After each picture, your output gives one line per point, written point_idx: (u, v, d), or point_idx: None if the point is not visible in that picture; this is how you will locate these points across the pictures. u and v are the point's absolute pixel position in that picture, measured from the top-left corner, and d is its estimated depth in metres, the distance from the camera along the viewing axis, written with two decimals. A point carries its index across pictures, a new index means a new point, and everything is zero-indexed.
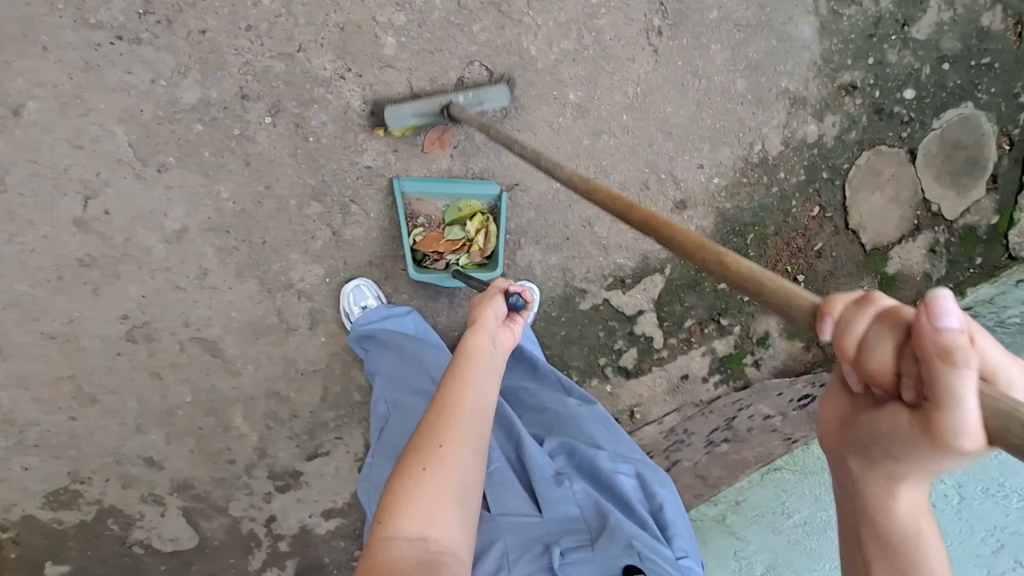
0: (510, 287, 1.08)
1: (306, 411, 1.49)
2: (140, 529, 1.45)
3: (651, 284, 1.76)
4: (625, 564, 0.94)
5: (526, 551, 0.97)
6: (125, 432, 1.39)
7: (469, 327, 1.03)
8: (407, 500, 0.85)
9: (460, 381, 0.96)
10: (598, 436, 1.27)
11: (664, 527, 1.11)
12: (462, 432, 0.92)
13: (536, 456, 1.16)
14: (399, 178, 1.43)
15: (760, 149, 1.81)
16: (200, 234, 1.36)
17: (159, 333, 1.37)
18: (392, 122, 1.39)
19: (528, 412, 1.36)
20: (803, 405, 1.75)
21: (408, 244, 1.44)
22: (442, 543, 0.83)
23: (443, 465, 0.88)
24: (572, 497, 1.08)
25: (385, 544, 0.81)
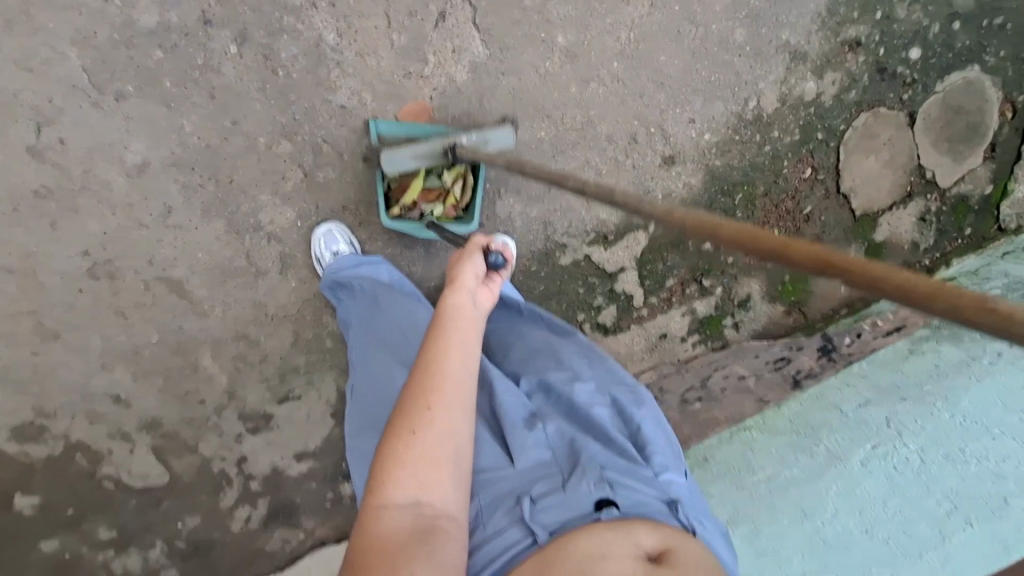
0: (490, 243, 1.04)
1: (277, 355, 1.49)
2: (109, 464, 1.46)
3: (634, 242, 1.74)
4: (596, 500, 0.91)
5: (499, 506, 0.96)
6: (90, 369, 1.38)
7: (447, 287, 0.99)
8: (396, 466, 0.81)
9: (442, 341, 0.92)
10: (574, 365, 1.23)
11: (643, 448, 1.07)
12: (450, 396, 0.88)
13: (506, 401, 1.14)
14: (375, 120, 1.38)
15: (756, 106, 1.74)
16: (163, 169, 1.30)
17: (122, 271, 1.33)
18: (389, 166, 1.35)
19: (519, 347, 1.30)
20: (778, 367, 1.77)
21: (381, 189, 1.41)
22: (438, 508, 0.81)
23: (432, 427, 0.84)
24: (544, 440, 1.07)
25: (378, 515, 0.78)
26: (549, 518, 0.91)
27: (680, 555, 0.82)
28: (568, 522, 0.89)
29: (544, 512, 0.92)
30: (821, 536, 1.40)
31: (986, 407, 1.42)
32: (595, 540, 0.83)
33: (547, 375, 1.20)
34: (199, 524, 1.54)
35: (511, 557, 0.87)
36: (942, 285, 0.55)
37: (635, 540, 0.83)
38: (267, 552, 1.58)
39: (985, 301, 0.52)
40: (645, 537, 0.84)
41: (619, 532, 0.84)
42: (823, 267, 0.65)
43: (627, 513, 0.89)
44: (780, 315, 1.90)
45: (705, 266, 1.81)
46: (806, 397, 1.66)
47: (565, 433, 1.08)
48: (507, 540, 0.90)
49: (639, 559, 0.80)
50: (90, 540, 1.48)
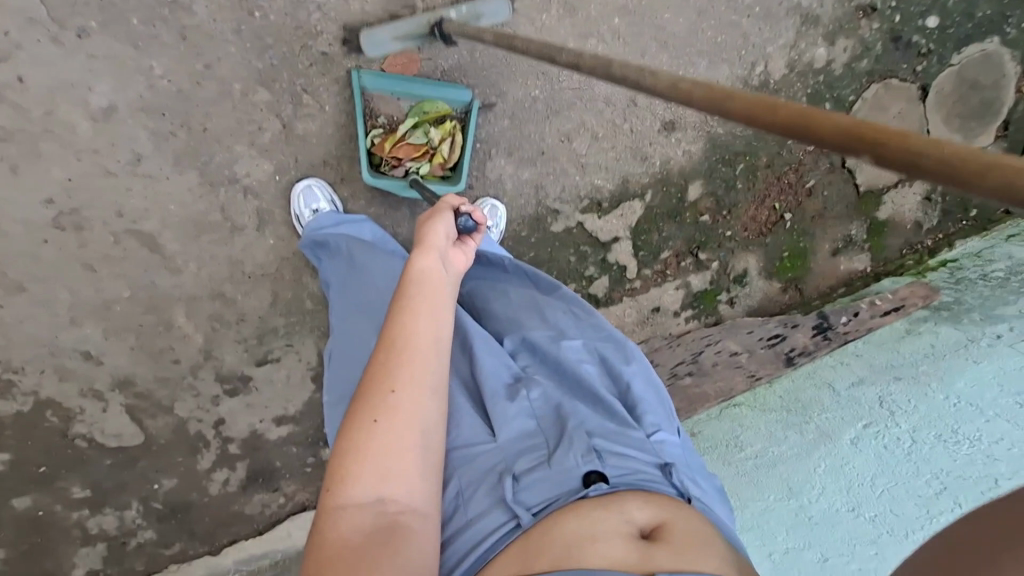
0: (459, 205, 0.99)
1: (255, 315, 1.44)
2: (81, 423, 1.42)
3: (629, 210, 1.67)
4: (584, 474, 0.88)
5: (480, 485, 0.90)
6: (58, 324, 1.33)
7: (416, 248, 0.93)
8: (356, 459, 0.76)
9: (406, 313, 0.86)
10: (558, 322, 1.19)
11: (634, 407, 1.06)
12: (416, 376, 0.82)
13: (487, 366, 1.08)
14: (358, 71, 1.30)
15: (763, 71, 1.66)
16: (131, 114, 1.23)
17: (90, 221, 1.27)
18: (370, 47, 1.30)
19: (502, 300, 1.24)
20: (772, 343, 1.71)
21: (363, 144, 1.33)
22: (403, 503, 0.75)
23: (397, 413, 0.79)
24: (528, 409, 1.01)
25: (336, 515, 0.73)
26: (534, 497, 0.86)
27: (673, 531, 0.80)
28: (554, 501, 0.85)
29: (527, 491, 0.87)
30: (807, 513, 1.36)
31: (982, 388, 1.37)
32: (583, 520, 0.80)
33: (531, 334, 1.16)
34: (176, 485, 1.51)
35: (494, 542, 0.83)
36: (999, 158, 0.43)
37: (625, 516, 0.81)
38: (245, 516, 1.56)
39: None
40: (637, 514, 0.82)
41: (608, 511, 0.82)
42: (848, 143, 0.52)
43: (618, 487, 0.86)
44: (776, 293, 1.85)
45: (701, 238, 1.75)
46: (798, 374, 1.66)
47: (550, 399, 1.03)
48: (490, 523, 0.85)
49: (631, 536, 0.78)
50: (63, 498, 1.45)
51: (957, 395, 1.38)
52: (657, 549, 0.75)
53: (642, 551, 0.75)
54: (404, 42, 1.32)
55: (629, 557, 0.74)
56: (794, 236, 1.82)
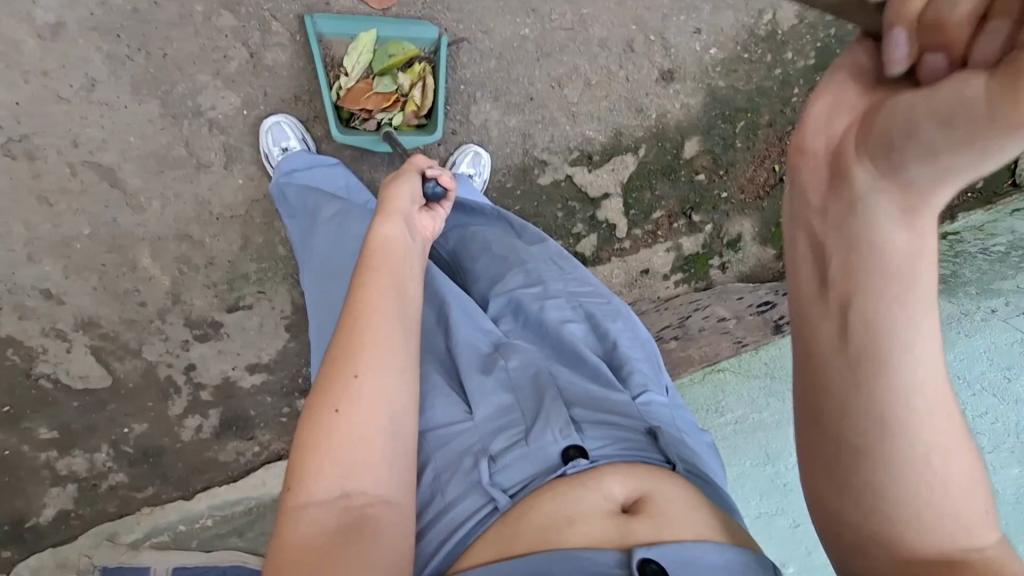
0: (425, 171, 0.94)
1: (224, 259, 1.38)
2: (45, 363, 1.38)
3: (621, 164, 1.59)
4: (563, 450, 0.80)
5: (455, 468, 0.81)
6: (15, 260, 1.29)
7: (377, 216, 0.87)
8: (316, 452, 0.68)
9: (366, 286, 0.80)
10: (542, 277, 1.12)
11: (619, 368, 1.00)
12: (376, 355, 0.74)
13: (463, 336, 0.98)
14: (312, 16, 1.27)
15: (771, 19, 1.58)
16: (82, 33, 1.20)
17: (42, 151, 1.23)
18: None
19: (486, 257, 1.16)
20: (761, 311, 1.63)
21: (329, 99, 1.28)
22: (372, 494, 0.68)
23: (357, 400, 0.71)
24: (505, 379, 0.91)
25: (296, 516, 0.65)
26: (512, 478, 0.79)
27: (658, 502, 0.74)
28: (532, 482, 0.78)
29: (504, 472, 0.79)
30: (782, 480, 1.38)
31: (970, 363, 1.36)
32: (562, 501, 0.73)
33: (516, 293, 1.08)
34: (147, 430, 1.48)
35: (471, 529, 0.75)
36: None
37: (604, 491, 0.75)
38: (218, 463, 1.54)
39: None
40: (617, 487, 0.76)
41: (587, 488, 0.75)
42: None
43: (599, 461, 0.79)
44: (770, 259, 1.77)
45: (695, 199, 1.67)
46: (785, 342, 1.56)
47: (530, 366, 0.94)
48: (465, 510, 0.77)
49: (611, 513, 0.72)
50: (30, 439, 1.43)
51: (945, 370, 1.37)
52: (638, 522, 0.71)
53: (622, 528, 0.70)
54: None
55: (611, 533, 0.69)
56: None
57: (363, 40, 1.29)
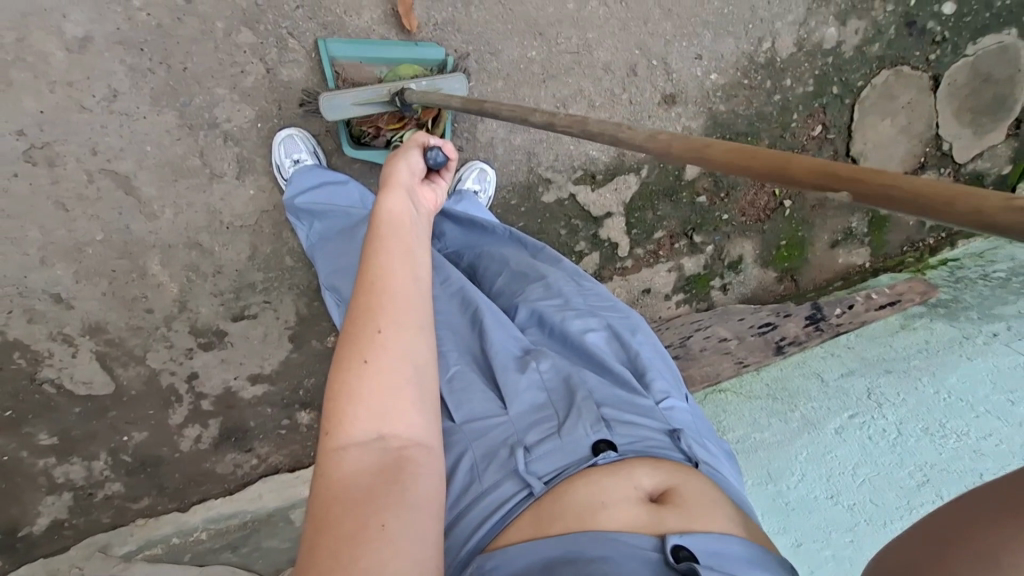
0: (428, 141, 0.98)
1: (232, 268, 1.41)
2: (50, 368, 1.39)
3: (623, 185, 1.62)
4: (593, 443, 0.80)
5: (491, 459, 0.81)
6: (28, 264, 1.31)
7: (381, 188, 0.90)
8: (351, 398, 0.68)
9: (383, 243, 0.82)
10: (562, 288, 1.12)
11: (641, 373, 0.99)
12: (401, 311, 0.75)
13: (496, 339, 0.99)
14: (325, 41, 1.31)
15: (770, 48, 1.61)
16: (108, 47, 1.24)
17: (62, 158, 1.26)
18: (328, 111, 1.27)
19: (505, 273, 1.17)
20: (763, 331, 1.65)
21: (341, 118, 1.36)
22: (405, 437, 0.68)
23: (385, 349, 0.72)
24: (537, 381, 0.92)
25: (335, 457, 0.65)
26: (546, 466, 0.78)
27: (683, 495, 0.74)
28: (565, 471, 0.77)
29: (538, 462, 0.79)
30: (784, 499, 1.31)
31: (972, 385, 1.38)
32: (594, 489, 0.73)
33: (540, 305, 1.08)
34: (146, 438, 1.48)
35: (504, 514, 0.74)
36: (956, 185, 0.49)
37: (633, 481, 0.75)
38: (216, 474, 1.54)
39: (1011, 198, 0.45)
40: (645, 479, 0.76)
41: (617, 477, 0.75)
42: (829, 182, 0.56)
43: (627, 454, 0.79)
44: (771, 281, 1.80)
45: (696, 220, 1.69)
46: (786, 363, 1.61)
47: (561, 370, 0.94)
48: (500, 496, 0.76)
49: (640, 500, 0.72)
50: (30, 445, 1.43)
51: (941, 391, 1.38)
52: (667, 512, 0.70)
53: (653, 515, 0.69)
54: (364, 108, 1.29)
55: (642, 519, 0.69)
56: (792, 225, 1.76)
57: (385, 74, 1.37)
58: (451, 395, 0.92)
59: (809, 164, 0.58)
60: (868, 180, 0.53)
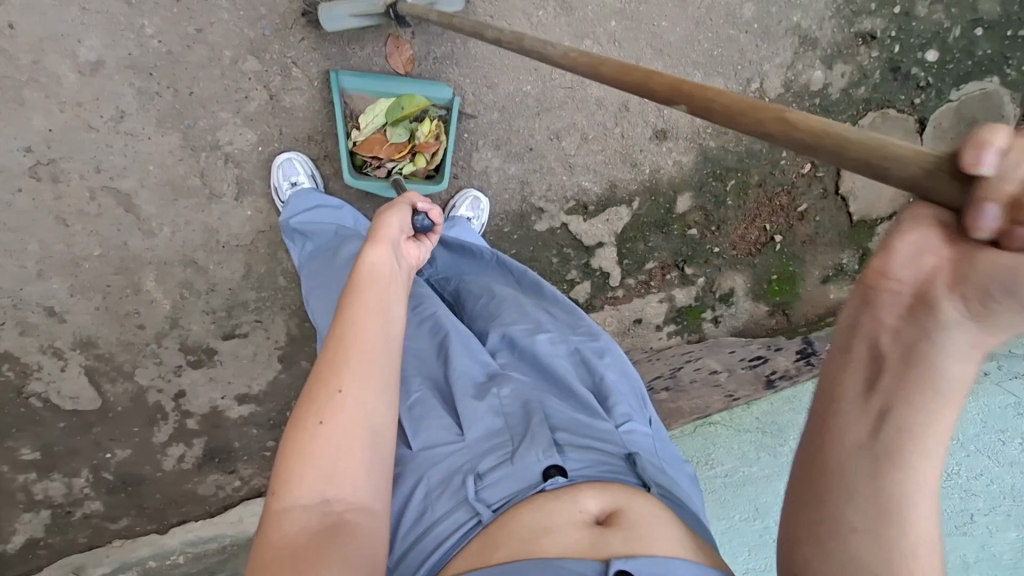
0: (417, 203, 0.98)
1: (226, 287, 1.42)
2: (37, 382, 1.39)
3: (615, 216, 1.65)
4: (545, 469, 0.81)
5: (445, 487, 0.82)
6: (24, 277, 1.33)
7: (367, 242, 0.90)
8: (301, 459, 0.70)
9: (355, 304, 0.82)
10: (535, 315, 1.13)
11: (605, 398, 0.99)
12: (361, 370, 0.76)
13: (460, 364, 0.99)
14: (338, 73, 1.35)
15: (758, 88, 1.66)
16: (119, 70, 1.28)
17: (67, 174, 1.30)
18: (327, 22, 1.31)
19: (484, 297, 1.18)
20: (753, 365, 1.64)
21: (345, 146, 1.37)
22: (351, 501, 0.70)
23: (340, 411, 0.73)
24: (496, 405, 0.93)
25: (279, 519, 0.67)
26: (496, 493, 0.79)
27: (629, 516, 0.74)
28: (514, 497, 0.78)
29: (490, 488, 0.80)
30: (771, 535, 1.32)
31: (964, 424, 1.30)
32: (538, 516, 0.74)
33: (510, 329, 1.08)
34: (129, 456, 1.47)
35: (453, 543, 0.76)
36: (752, 102, 0.55)
37: (578, 504, 0.76)
38: (197, 496, 1.52)
39: (781, 112, 0.52)
40: (591, 502, 0.77)
41: (563, 504, 0.76)
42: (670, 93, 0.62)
43: (577, 479, 0.80)
44: (762, 315, 1.81)
45: (687, 251, 1.71)
46: (777, 398, 1.53)
47: (522, 395, 0.95)
48: (450, 524, 0.77)
49: (584, 524, 0.73)
50: (12, 459, 1.42)
51: None
52: (611, 536, 0.71)
53: (595, 539, 0.71)
54: (360, 21, 1.33)
55: (584, 541, 0.71)
56: (782, 260, 1.78)
57: (382, 102, 1.37)
58: (410, 421, 0.92)
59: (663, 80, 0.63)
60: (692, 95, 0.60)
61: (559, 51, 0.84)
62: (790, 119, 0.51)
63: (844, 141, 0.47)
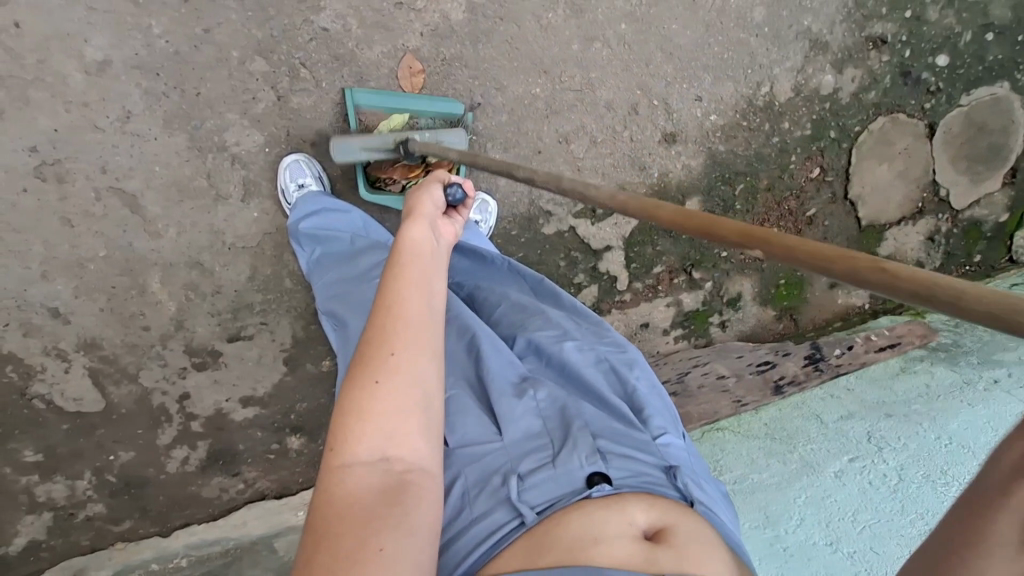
0: (449, 177, 0.96)
1: (231, 289, 1.41)
2: (41, 383, 1.38)
3: (623, 220, 1.63)
4: (588, 475, 0.79)
5: (484, 486, 0.81)
6: (28, 277, 1.31)
7: (406, 219, 0.89)
8: (360, 418, 0.69)
9: (405, 274, 0.82)
10: (562, 322, 1.11)
11: (639, 410, 0.98)
12: (416, 338, 0.76)
13: (494, 366, 0.99)
14: (352, 91, 1.36)
15: (768, 92, 1.65)
16: (126, 70, 1.27)
17: (72, 175, 1.29)
18: (339, 153, 1.31)
19: (505, 304, 1.17)
20: (761, 370, 1.64)
21: (360, 164, 1.39)
22: (411, 462, 0.69)
23: (396, 373, 0.73)
24: (534, 408, 0.92)
25: (340, 475, 0.66)
26: (539, 496, 0.78)
27: (678, 534, 0.73)
28: (559, 501, 0.77)
29: (532, 490, 0.79)
30: (783, 544, 1.24)
31: (973, 432, 1.33)
32: (585, 523, 0.72)
33: (537, 335, 1.07)
34: (133, 459, 1.46)
35: (496, 540, 0.74)
36: (841, 250, 0.58)
37: (627, 517, 0.74)
38: (200, 499, 1.52)
39: (878, 262, 0.55)
40: (640, 517, 0.75)
41: (611, 513, 0.74)
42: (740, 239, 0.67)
43: (623, 489, 0.78)
44: (770, 320, 1.80)
45: (695, 256, 1.70)
46: (785, 404, 1.60)
47: (558, 399, 0.93)
48: (493, 523, 0.76)
49: (635, 538, 0.71)
50: (15, 461, 1.41)
51: (924, 427, 1.37)
52: (663, 551, 0.69)
53: (646, 553, 0.68)
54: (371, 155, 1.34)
55: (636, 556, 0.68)
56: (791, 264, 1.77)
57: (396, 120, 1.39)
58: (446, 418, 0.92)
59: (731, 226, 0.68)
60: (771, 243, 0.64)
61: (601, 191, 0.89)
62: (888, 270, 0.54)
63: (954, 289, 0.50)
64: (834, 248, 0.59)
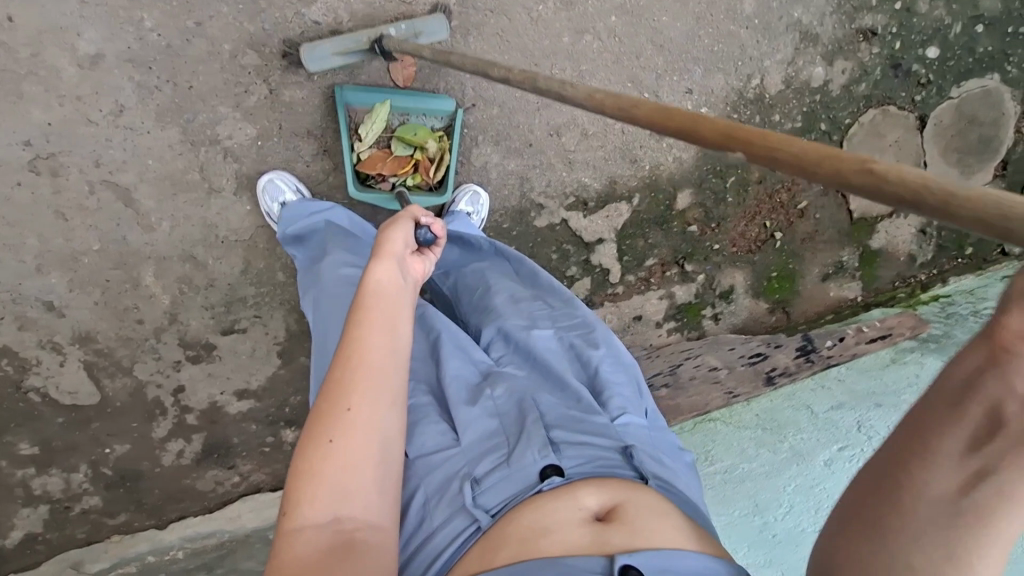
0: (420, 217, 0.95)
1: (224, 282, 1.42)
2: (36, 376, 1.39)
3: (616, 212, 1.65)
4: (541, 469, 0.81)
5: (443, 492, 0.82)
6: (23, 271, 1.32)
7: (372, 258, 0.88)
8: (311, 482, 0.71)
9: (365, 321, 0.82)
10: (530, 310, 1.13)
11: (600, 392, 1.00)
12: (367, 382, 0.77)
13: (452, 367, 1.00)
14: (341, 88, 1.36)
15: (759, 84, 1.66)
16: (119, 64, 1.28)
17: (66, 169, 1.30)
18: (313, 62, 1.32)
19: (473, 297, 1.18)
20: (753, 362, 1.64)
21: (349, 162, 1.39)
22: (361, 519, 0.72)
23: (349, 427, 0.74)
24: (491, 406, 0.93)
25: (293, 538, 0.69)
26: (494, 498, 0.80)
27: (629, 510, 0.75)
28: (511, 501, 0.79)
29: (486, 493, 0.80)
30: (772, 532, 1.33)
31: None
32: (538, 516, 0.74)
33: (505, 322, 1.09)
34: (128, 452, 1.47)
35: (458, 545, 0.76)
36: (829, 149, 0.51)
37: (577, 502, 0.77)
38: (195, 492, 1.52)
39: (862, 162, 0.48)
40: (590, 499, 0.77)
41: (563, 501, 0.77)
42: (722, 139, 0.58)
43: (574, 477, 0.80)
44: (762, 313, 1.81)
45: (687, 248, 1.71)
46: (777, 395, 1.58)
47: (516, 394, 0.95)
48: (452, 530, 0.77)
49: (585, 521, 0.74)
50: (12, 454, 1.42)
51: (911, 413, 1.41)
52: (613, 531, 0.72)
53: (595, 536, 0.71)
54: (346, 58, 1.34)
55: (586, 539, 0.71)
56: (782, 257, 1.78)
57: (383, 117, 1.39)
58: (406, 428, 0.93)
59: (714, 124, 0.59)
60: (754, 142, 0.56)
61: (579, 91, 0.79)
62: (875, 171, 0.47)
63: (944, 190, 0.43)
64: (824, 148, 0.51)
